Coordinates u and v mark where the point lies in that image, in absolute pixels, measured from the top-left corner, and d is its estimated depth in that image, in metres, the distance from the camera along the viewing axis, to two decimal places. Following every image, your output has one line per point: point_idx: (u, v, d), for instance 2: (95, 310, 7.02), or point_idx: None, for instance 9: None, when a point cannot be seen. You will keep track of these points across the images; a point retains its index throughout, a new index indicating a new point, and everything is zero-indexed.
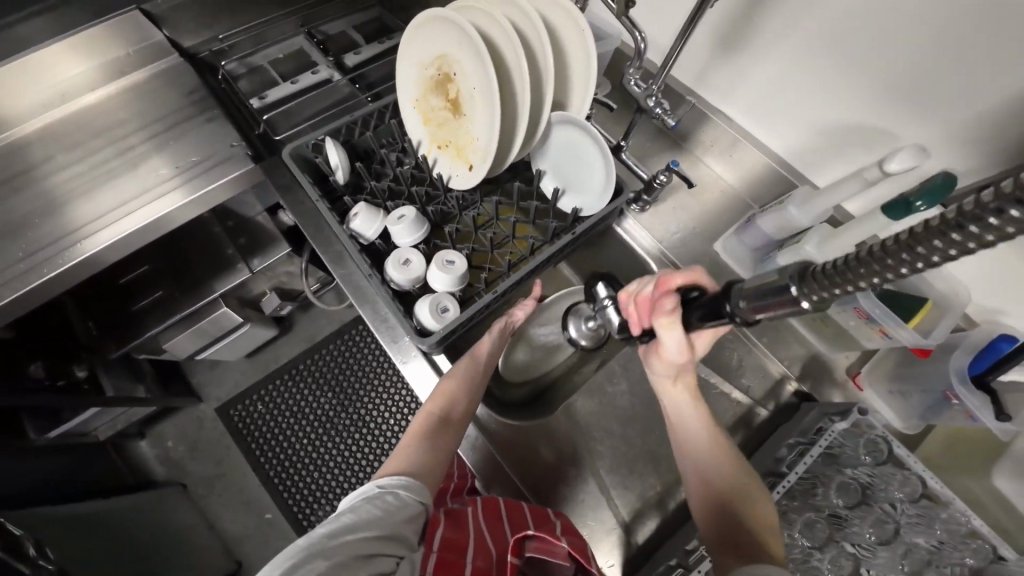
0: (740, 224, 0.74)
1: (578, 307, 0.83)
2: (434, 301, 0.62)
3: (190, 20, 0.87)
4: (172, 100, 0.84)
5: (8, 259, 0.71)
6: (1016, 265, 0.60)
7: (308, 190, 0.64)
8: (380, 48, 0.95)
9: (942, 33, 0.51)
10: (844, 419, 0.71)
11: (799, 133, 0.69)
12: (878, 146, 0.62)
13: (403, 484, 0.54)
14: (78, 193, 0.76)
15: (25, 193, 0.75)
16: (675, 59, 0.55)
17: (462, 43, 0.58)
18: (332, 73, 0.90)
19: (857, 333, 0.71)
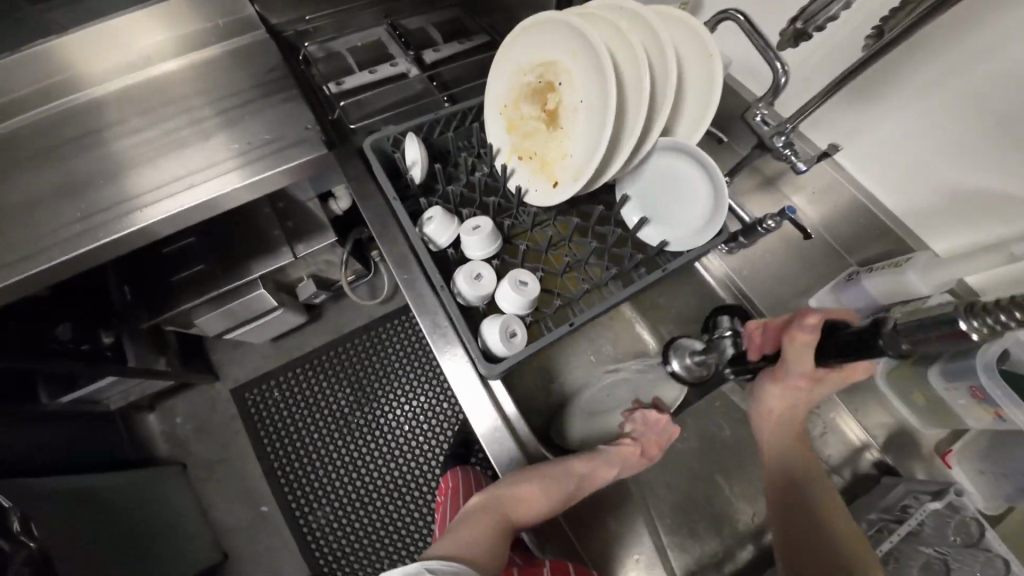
0: (840, 280, 0.69)
1: (681, 339, 0.74)
2: (503, 323, 0.56)
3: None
4: (248, 76, 0.82)
5: (65, 217, 0.69)
6: None
7: (383, 185, 0.60)
8: (459, 48, 0.93)
9: None
10: (936, 499, 0.64)
11: (920, 190, 0.62)
12: (1022, 221, 0.55)
13: (454, 571, 0.50)
14: (140, 161, 0.73)
15: (91, 150, 0.73)
16: (811, 111, 0.51)
17: (579, 52, 0.55)
18: (410, 68, 0.88)
19: (962, 412, 0.64)
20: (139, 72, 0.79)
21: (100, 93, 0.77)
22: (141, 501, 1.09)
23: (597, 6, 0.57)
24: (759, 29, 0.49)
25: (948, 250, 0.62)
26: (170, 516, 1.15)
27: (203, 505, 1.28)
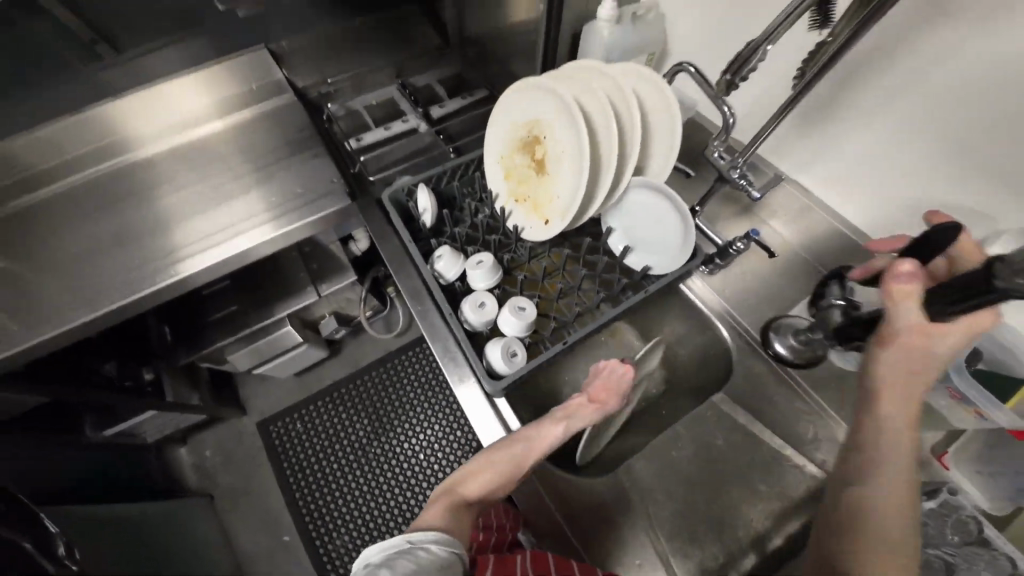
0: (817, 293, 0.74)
1: (781, 321, 0.76)
2: (505, 344, 0.63)
3: (307, 64, 1.02)
4: (279, 136, 0.95)
5: (127, 266, 0.80)
6: None
7: (399, 230, 0.70)
8: (463, 103, 1.05)
9: None
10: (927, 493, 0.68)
11: (882, 208, 0.69)
12: (975, 229, 0.60)
13: (433, 538, 0.53)
14: (187, 213, 0.85)
15: (148, 208, 0.85)
16: (766, 137, 0.57)
17: (558, 111, 0.64)
18: (419, 123, 1.00)
19: (948, 413, 0.67)
20: (187, 133, 0.93)
21: (157, 157, 0.91)
22: (171, 530, 1.15)
23: (572, 68, 0.67)
24: (706, 81, 0.57)
25: None
26: (196, 545, 1.20)
27: (228, 536, 1.33)
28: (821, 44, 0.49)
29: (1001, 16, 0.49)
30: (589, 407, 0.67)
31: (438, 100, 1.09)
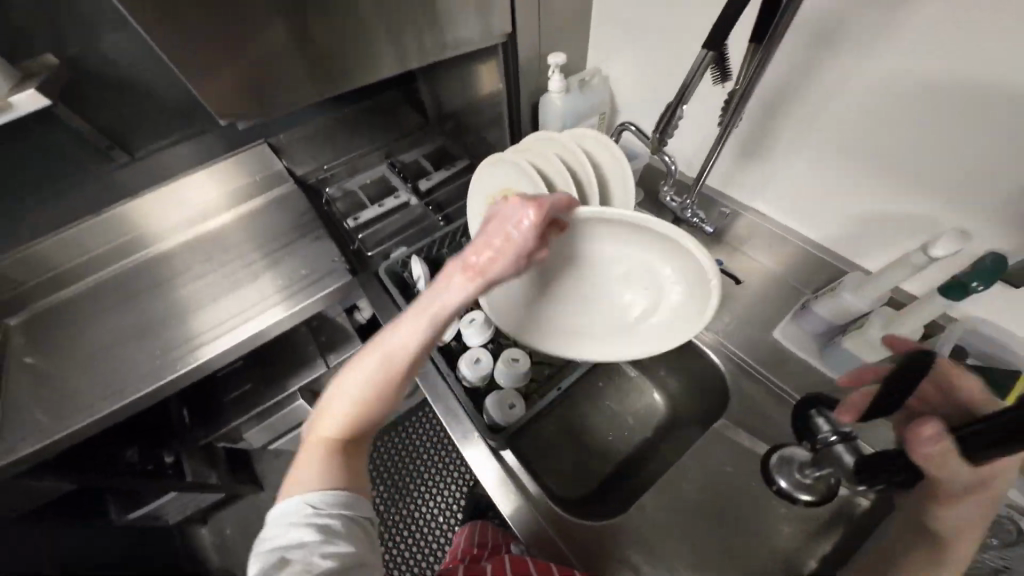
0: (797, 309, 0.76)
1: (785, 452, 0.73)
2: (502, 397, 0.67)
3: (304, 152, 1.13)
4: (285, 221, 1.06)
5: (149, 355, 0.86)
6: None
7: (397, 300, 0.77)
8: (447, 174, 1.15)
9: (949, 136, 0.56)
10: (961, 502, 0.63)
11: (837, 223, 0.74)
12: (919, 232, 0.65)
13: (336, 498, 0.50)
14: (205, 299, 0.93)
15: (169, 299, 0.93)
16: (712, 165, 0.59)
17: (522, 180, 0.71)
18: (409, 197, 1.09)
19: None
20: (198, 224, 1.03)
21: (176, 253, 1.00)
22: None
23: (536, 139, 0.75)
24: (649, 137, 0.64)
25: (880, 265, 0.72)
26: None
27: None
28: (733, 90, 0.54)
29: (882, 45, 0.56)
30: (464, 274, 0.51)
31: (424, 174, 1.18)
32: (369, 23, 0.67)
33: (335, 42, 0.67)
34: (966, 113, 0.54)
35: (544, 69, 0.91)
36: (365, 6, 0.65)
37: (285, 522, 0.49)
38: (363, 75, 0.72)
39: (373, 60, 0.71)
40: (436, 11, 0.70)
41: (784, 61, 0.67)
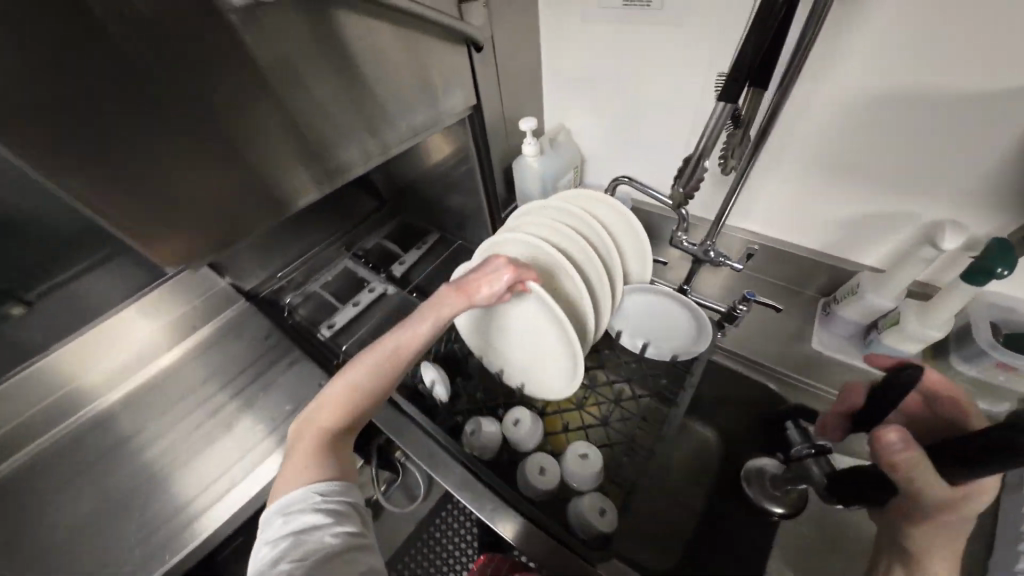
0: (820, 315, 0.79)
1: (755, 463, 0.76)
2: (590, 502, 0.58)
3: (248, 263, 0.95)
4: (252, 347, 0.93)
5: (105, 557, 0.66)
6: None
7: (422, 423, 0.65)
8: (420, 253, 1.10)
9: (928, 135, 0.57)
10: None
11: (827, 228, 0.75)
12: (912, 225, 0.67)
13: (329, 488, 0.43)
14: (162, 473, 0.74)
15: (116, 475, 0.74)
16: (732, 209, 0.56)
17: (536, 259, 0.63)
18: (386, 287, 1.01)
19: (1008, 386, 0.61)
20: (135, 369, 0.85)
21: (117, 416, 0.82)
22: None
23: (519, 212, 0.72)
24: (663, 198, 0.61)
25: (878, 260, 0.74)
26: None
27: None
28: (733, 138, 0.48)
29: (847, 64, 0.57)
30: (453, 296, 0.50)
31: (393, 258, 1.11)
32: (331, 124, 0.53)
33: (296, 155, 0.51)
34: (937, 118, 0.55)
35: (511, 132, 0.87)
36: (323, 105, 0.51)
37: (281, 511, 0.42)
38: (331, 184, 0.57)
39: (339, 165, 0.57)
40: (401, 97, 0.59)
41: None
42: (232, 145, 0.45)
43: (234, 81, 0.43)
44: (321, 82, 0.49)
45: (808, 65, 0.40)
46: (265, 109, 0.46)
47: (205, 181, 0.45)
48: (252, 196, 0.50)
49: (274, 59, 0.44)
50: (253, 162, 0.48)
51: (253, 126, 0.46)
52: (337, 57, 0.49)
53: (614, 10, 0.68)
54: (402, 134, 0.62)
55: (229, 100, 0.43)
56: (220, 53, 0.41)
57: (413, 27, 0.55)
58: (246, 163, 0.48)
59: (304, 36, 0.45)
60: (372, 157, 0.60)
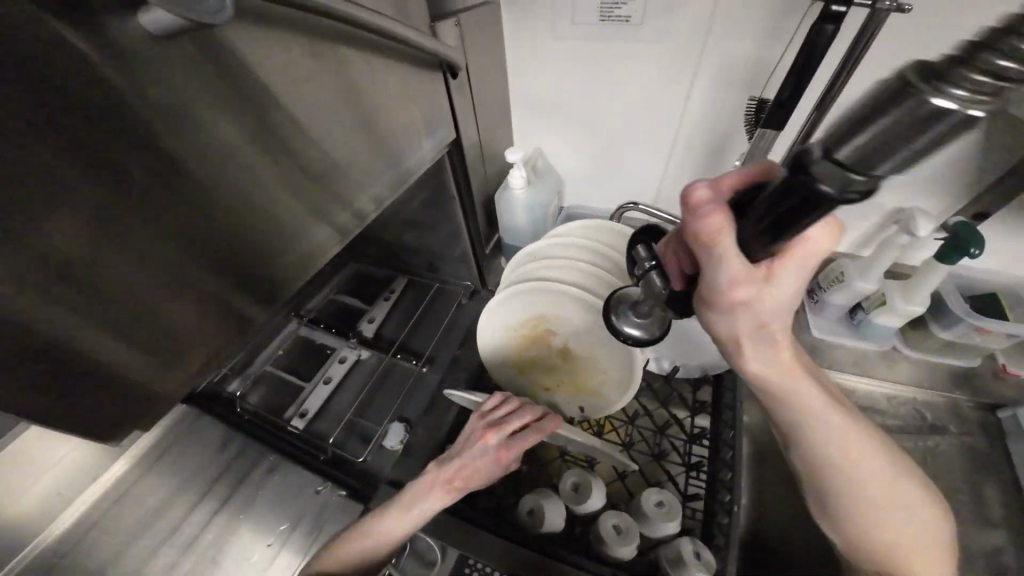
0: (811, 305, 0.82)
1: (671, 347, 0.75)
2: (684, 551, 0.51)
3: None
4: (212, 456, 0.76)
5: None
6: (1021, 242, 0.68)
7: (474, 519, 0.55)
8: (389, 304, 0.97)
9: None
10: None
11: (799, 221, 0.81)
12: (875, 209, 0.74)
13: None
14: None
15: None
16: None
17: (557, 301, 0.64)
18: (359, 353, 0.89)
19: (984, 347, 0.69)
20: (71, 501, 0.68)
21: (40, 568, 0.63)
22: None
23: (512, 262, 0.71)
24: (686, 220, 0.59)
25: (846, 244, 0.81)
26: None
27: None
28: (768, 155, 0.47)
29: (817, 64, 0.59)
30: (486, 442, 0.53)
31: (358, 314, 0.97)
32: (290, 212, 0.43)
33: (256, 261, 0.42)
34: None
35: (487, 160, 0.80)
36: (278, 194, 0.41)
37: None
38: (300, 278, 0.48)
39: (308, 253, 0.48)
40: (365, 160, 0.50)
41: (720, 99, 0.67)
42: (178, 277, 0.35)
43: (167, 201, 0.32)
44: (274, 168, 0.40)
45: (856, 69, 0.40)
46: (208, 220, 0.36)
47: (148, 329, 0.34)
48: (214, 324, 0.40)
49: (213, 156, 0.34)
50: (206, 287, 0.38)
51: (200, 246, 0.36)
52: (288, 133, 0.40)
53: (590, 29, 0.65)
54: (372, 200, 0.54)
55: (163, 224, 0.33)
56: (143, 169, 0.30)
57: (367, 78, 0.46)
58: (195, 292, 0.37)
59: (244, 118, 0.35)
60: (343, 234, 0.51)
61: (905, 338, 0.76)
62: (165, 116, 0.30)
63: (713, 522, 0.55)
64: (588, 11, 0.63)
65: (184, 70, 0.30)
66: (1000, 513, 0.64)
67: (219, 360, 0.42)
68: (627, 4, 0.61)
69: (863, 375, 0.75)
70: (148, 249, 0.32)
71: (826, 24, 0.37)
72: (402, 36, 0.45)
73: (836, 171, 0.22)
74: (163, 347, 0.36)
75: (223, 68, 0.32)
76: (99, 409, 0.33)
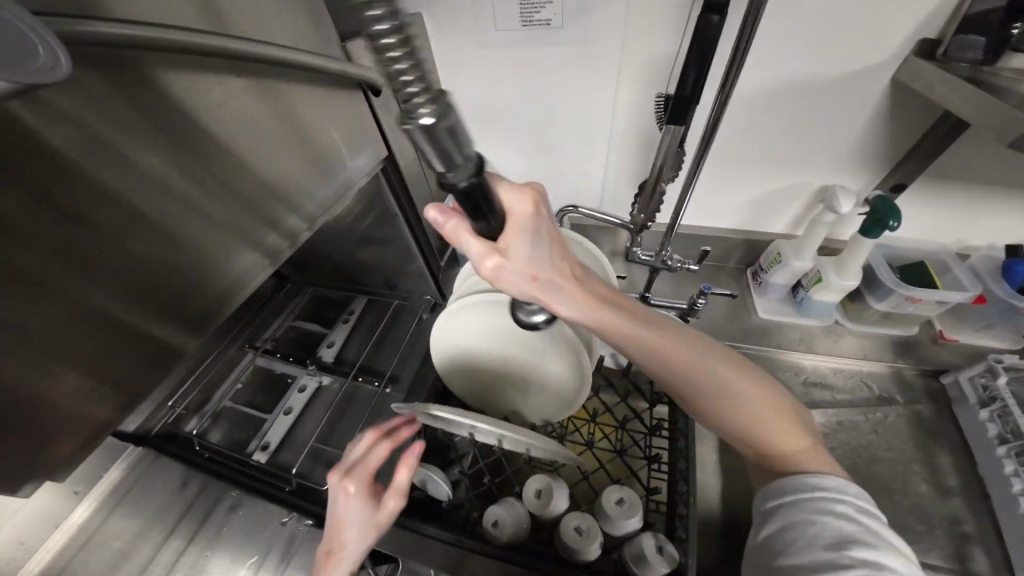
0: (755, 288, 0.85)
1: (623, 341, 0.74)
2: (648, 546, 0.51)
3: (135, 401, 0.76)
4: (173, 495, 0.71)
5: None
6: (935, 210, 0.73)
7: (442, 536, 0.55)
8: (347, 327, 0.94)
9: (799, 110, 0.67)
10: (980, 369, 0.66)
11: (737, 210, 0.85)
12: (803, 190, 0.78)
13: None
14: None
15: None
16: (684, 209, 0.56)
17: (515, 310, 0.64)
18: (320, 380, 0.86)
19: (918, 313, 0.73)
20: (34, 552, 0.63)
21: None
22: None
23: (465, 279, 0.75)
24: (616, 220, 0.61)
25: (782, 226, 0.85)
26: None
27: None
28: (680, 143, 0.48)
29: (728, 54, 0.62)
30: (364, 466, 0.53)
31: (314, 339, 0.95)
32: (227, 241, 0.44)
33: (193, 292, 0.42)
34: (811, 96, 0.65)
35: (430, 173, 0.81)
36: (210, 225, 0.42)
37: None
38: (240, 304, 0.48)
39: (236, 282, 0.47)
40: (301, 186, 0.51)
41: (643, 95, 0.69)
42: (109, 314, 0.36)
43: (97, 242, 0.34)
44: (204, 200, 0.40)
45: (747, 57, 0.41)
46: (143, 256, 0.37)
47: (73, 368, 0.35)
48: (146, 356, 0.40)
49: (137, 193, 0.35)
50: (142, 321, 0.39)
51: (135, 282, 0.37)
52: (215, 166, 0.41)
53: (515, 35, 0.66)
54: (309, 222, 0.54)
55: (89, 264, 0.34)
56: (68, 211, 0.31)
57: (283, 100, 0.46)
58: (125, 329, 0.38)
59: (146, 151, 0.35)
60: (274, 258, 0.51)
61: (846, 313, 0.79)
62: (80, 161, 0.31)
63: (675, 513, 0.56)
64: (510, 17, 0.64)
65: (93, 113, 0.31)
66: (953, 477, 0.64)
67: (142, 393, 0.41)
68: (546, 8, 0.62)
69: (808, 351, 0.77)
70: (77, 288, 0.33)
71: (711, 16, 0.38)
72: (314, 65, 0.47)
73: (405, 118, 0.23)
74: (85, 381, 0.36)
75: (138, 107, 0.34)
76: (12, 458, 0.33)
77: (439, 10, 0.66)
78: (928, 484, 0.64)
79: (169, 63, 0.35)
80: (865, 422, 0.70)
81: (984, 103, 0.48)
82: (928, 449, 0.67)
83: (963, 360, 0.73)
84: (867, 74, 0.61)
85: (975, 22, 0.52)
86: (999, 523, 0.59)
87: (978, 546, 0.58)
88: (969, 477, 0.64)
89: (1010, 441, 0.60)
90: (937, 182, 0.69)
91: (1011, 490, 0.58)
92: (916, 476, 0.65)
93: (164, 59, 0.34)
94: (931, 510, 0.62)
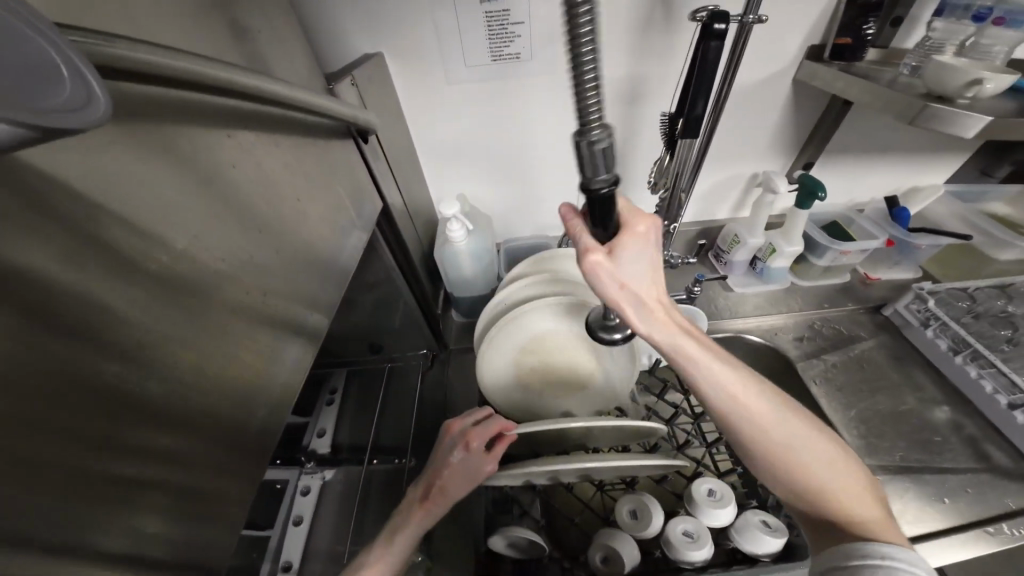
0: (722, 269, 0.96)
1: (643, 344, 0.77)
2: (753, 525, 0.54)
3: None
4: None
5: None
6: (835, 179, 0.91)
7: None
8: (336, 404, 0.82)
9: (730, 113, 0.79)
10: (912, 297, 0.82)
11: (691, 205, 0.96)
12: (740, 179, 0.91)
13: None
14: None
15: None
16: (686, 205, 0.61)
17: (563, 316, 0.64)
18: (323, 474, 0.73)
19: (849, 262, 0.89)
20: None
21: None
22: None
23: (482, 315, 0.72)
24: None
25: (726, 212, 0.98)
26: None
27: None
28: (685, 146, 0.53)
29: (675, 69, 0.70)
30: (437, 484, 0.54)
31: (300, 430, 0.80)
32: (239, 354, 0.33)
33: (214, 435, 0.31)
34: (736, 100, 0.77)
35: (414, 219, 0.76)
36: (247, 320, 0.34)
37: None
38: (281, 424, 0.37)
39: (284, 383, 0.38)
40: (319, 252, 0.44)
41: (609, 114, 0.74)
42: (117, 508, 0.24)
43: (134, 372, 0.25)
44: (194, 316, 0.29)
45: (741, 51, 0.48)
46: (132, 418, 0.25)
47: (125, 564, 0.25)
48: (187, 540, 0.29)
49: (172, 299, 0.27)
50: (169, 497, 0.27)
51: (127, 453, 0.25)
52: (209, 260, 0.30)
53: (486, 69, 0.67)
54: (324, 300, 0.45)
55: (63, 456, 0.21)
56: (70, 363, 0.22)
57: (285, 159, 0.39)
58: (181, 484, 0.28)
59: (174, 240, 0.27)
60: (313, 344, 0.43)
61: (796, 273, 0.94)
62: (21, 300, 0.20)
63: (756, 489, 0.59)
64: (479, 53, 0.65)
65: (40, 228, 0.20)
66: (928, 386, 0.77)
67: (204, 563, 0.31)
68: (515, 44, 0.65)
69: (783, 311, 0.89)
70: (106, 463, 0.24)
71: (711, 40, 0.43)
72: (301, 104, 0.38)
73: (582, 129, 0.30)
74: None
75: (129, 199, 0.24)
76: None
77: (401, 54, 0.65)
78: (917, 399, 0.75)
79: (165, 128, 0.27)
80: (850, 361, 0.82)
81: (877, 90, 0.62)
82: (904, 371, 0.79)
83: (890, 292, 0.90)
84: (775, 77, 0.74)
85: (849, 27, 0.66)
86: (988, 420, 0.71)
87: (990, 444, 0.69)
88: (941, 384, 0.77)
89: (962, 351, 0.74)
90: (834, 156, 0.87)
91: (987, 391, 0.70)
92: (906, 395, 0.76)
93: (124, 122, 0.24)
94: (935, 422, 0.72)
